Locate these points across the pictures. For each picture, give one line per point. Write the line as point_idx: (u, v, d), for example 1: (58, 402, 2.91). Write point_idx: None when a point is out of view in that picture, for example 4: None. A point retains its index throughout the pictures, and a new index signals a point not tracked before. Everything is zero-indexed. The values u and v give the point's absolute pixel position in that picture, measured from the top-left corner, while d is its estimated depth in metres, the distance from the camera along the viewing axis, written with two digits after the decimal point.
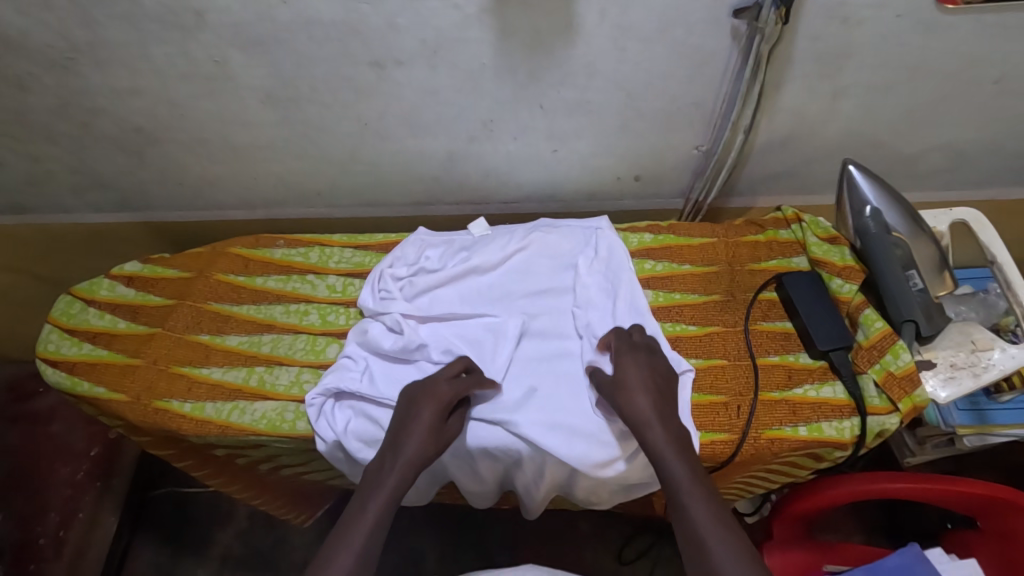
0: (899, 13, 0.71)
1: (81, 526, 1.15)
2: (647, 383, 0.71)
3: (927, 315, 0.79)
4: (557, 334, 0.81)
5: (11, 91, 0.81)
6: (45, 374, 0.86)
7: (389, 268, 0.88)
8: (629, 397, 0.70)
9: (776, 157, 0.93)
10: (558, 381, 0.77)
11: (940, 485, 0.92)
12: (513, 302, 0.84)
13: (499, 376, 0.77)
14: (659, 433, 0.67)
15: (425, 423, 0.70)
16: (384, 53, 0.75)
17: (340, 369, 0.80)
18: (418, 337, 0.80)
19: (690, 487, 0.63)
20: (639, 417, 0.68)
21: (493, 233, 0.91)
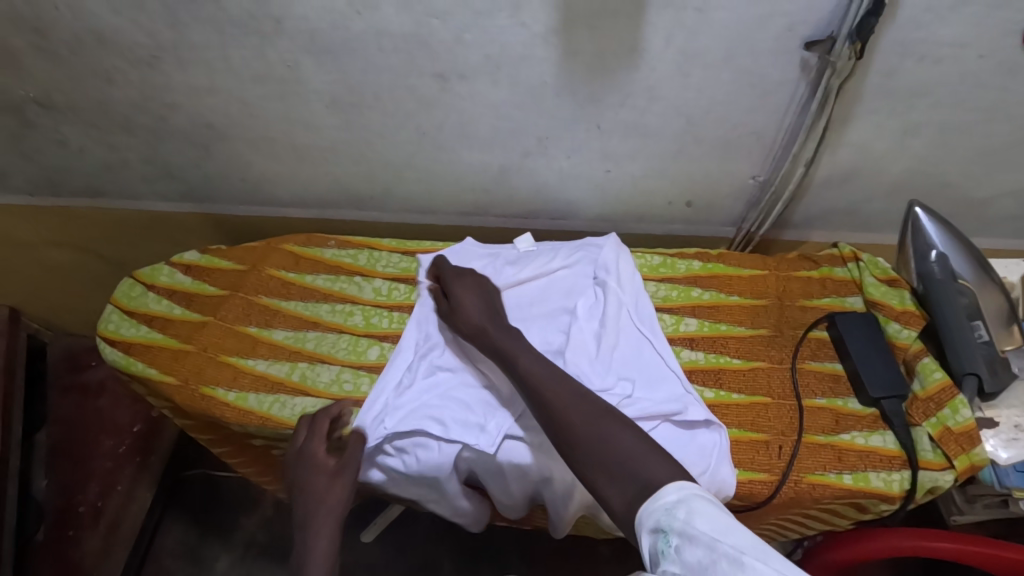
0: (982, 54, 0.68)
1: (119, 497, 1.21)
2: (478, 299, 0.80)
3: (991, 369, 0.74)
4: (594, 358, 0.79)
5: (98, 83, 0.86)
6: (104, 352, 0.90)
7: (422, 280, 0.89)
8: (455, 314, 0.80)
9: (837, 192, 0.90)
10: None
11: (996, 552, 0.88)
12: (551, 322, 0.83)
13: None
14: (519, 351, 0.71)
15: (328, 495, 0.71)
16: (449, 66, 0.76)
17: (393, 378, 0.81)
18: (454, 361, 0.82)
19: (558, 390, 0.65)
20: (487, 332, 0.75)
21: (538, 250, 0.91)
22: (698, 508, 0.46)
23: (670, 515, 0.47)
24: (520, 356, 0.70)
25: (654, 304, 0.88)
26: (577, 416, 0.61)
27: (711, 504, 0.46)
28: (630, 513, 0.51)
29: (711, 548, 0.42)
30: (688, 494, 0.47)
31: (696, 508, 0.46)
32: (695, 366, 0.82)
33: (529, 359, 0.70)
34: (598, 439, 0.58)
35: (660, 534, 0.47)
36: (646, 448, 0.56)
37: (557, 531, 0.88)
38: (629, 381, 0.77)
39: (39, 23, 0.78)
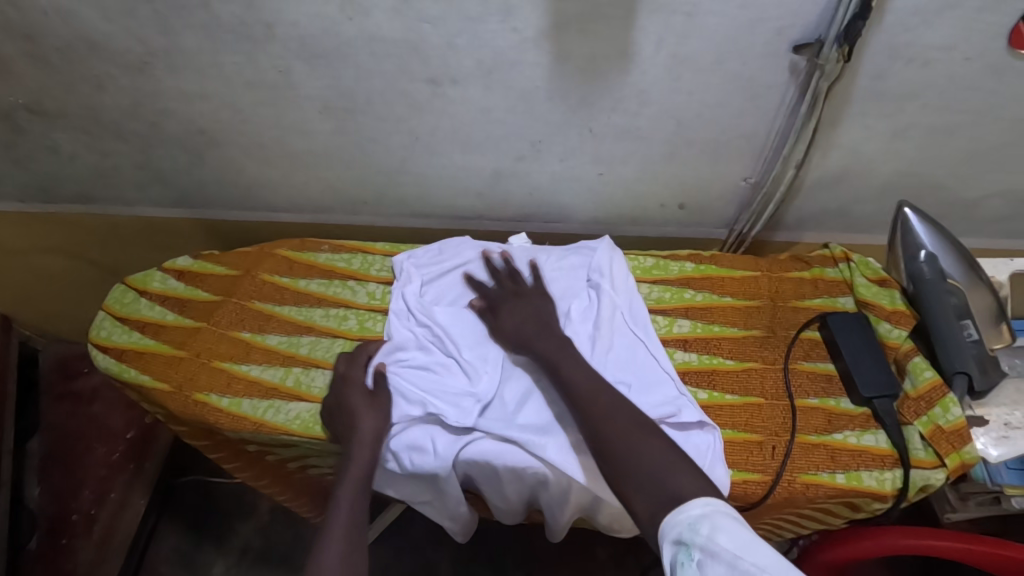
0: (969, 56, 0.69)
1: (112, 505, 1.20)
2: (527, 308, 0.81)
3: (980, 367, 0.75)
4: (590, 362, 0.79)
5: (89, 90, 0.86)
6: (96, 358, 0.90)
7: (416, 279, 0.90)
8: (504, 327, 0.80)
9: (828, 193, 0.90)
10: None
11: (989, 548, 0.89)
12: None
13: (528, 399, 0.77)
14: (563, 359, 0.73)
15: (368, 414, 0.74)
16: (441, 71, 0.77)
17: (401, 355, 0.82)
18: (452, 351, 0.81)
19: (598, 402, 0.68)
20: (533, 340, 0.77)
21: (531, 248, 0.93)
22: (721, 525, 0.49)
23: (693, 530, 0.50)
24: (563, 365, 0.73)
25: (648, 306, 0.88)
26: (615, 431, 0.64)
27: (734, 521, 0.49)
28: (651, 524, 0.56)
29: (731, 564, 0.45)
30: (712, 512, 0.50)
31: (719, 524, 0.49)
32: (689, 367, 0.82)
33: (573, 368, 0.72)
34: (631, 451, 0.62)
35: (682, 546, 0.50)
36: (675, 460, 0.60)
37: (553, 533, 0.88)
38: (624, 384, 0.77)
39: (29, 30, 0.78)
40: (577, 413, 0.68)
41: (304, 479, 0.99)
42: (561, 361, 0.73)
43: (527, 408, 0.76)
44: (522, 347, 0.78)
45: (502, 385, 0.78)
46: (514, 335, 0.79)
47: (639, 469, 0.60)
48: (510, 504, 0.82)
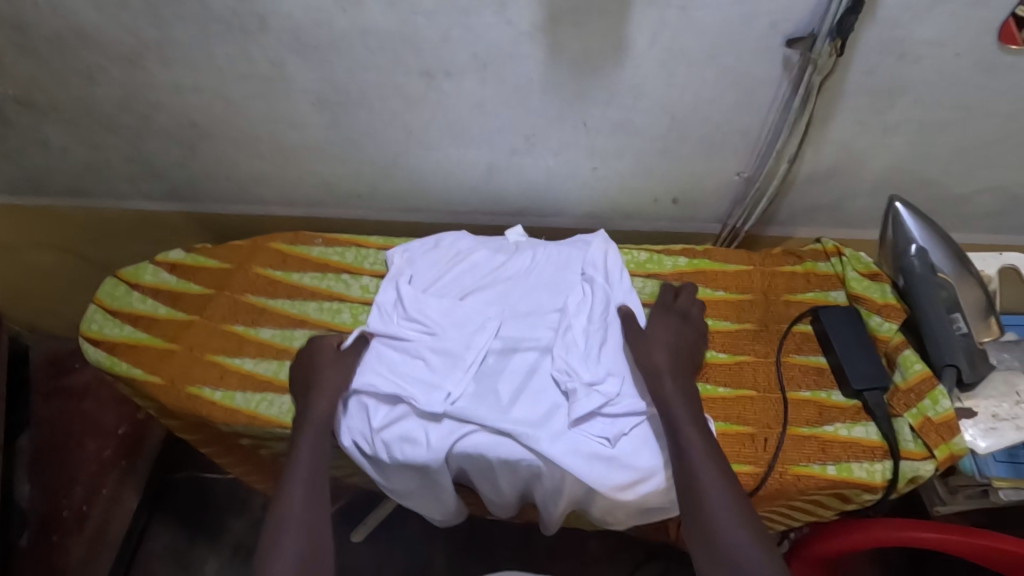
0: (959, 52, 0.70)
1: (103, 502, 1.20)
2: (672, 344, 0.78)
3: (969, 361, 0.76)
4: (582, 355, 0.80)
5: (80, 82, 0.85)
6: (87, 352, 0.89)
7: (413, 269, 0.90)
8: (644, 353, 0.77)
9: (821, 188, 0.91)
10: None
11: (972, 538, 0.90)
12: (541, 319, 0.83)
13: (522, 394, 0.77)
14: (679, 412, 0.71)
15: (337, 369, 0.78)
16: (436, 64, 0.76)
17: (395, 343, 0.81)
18: (446, 342, 0.81)
19: (707, 467, 0.66)
20: (657, 377, 0.74)
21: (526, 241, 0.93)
22: None
23: None
24: (679, 414, 0.71)
25: (641, 300, 0.88)
26: (719, 508, 0.63)
27: None
28: None
29: None
30: None
31: None
32: None
33: (687, 419, 0.70)
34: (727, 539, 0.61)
35: None
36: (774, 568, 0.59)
37: (547, 526, 0.88)
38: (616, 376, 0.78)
39: (19, 20, 0.77)
40: (681, 473, 0.67)
41: None
42: (676, 411, 0.71)
43: (522, 401, 0.77)
44: (647, 374, 0.75)
45: (496, 378, 0.79)
46: (643, 364, 0.76)
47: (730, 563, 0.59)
48: (504, 496, 0.82)
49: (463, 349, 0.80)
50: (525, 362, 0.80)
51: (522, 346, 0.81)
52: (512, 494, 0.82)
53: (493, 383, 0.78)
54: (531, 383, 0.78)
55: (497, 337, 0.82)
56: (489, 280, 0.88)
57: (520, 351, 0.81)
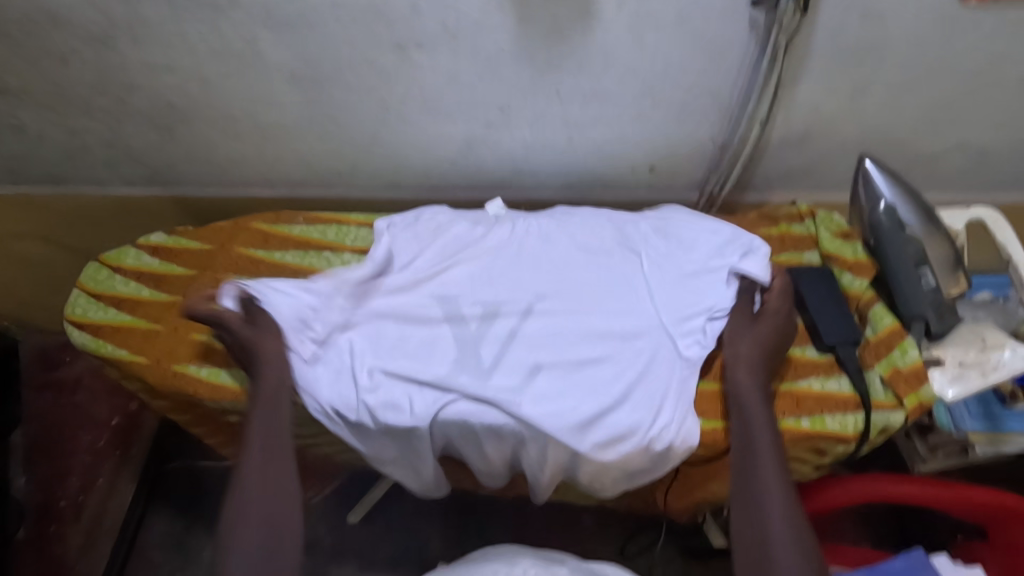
0: (920, 7, 0.71)
1: (100, 491, 1.22)
2: (763, 339, 0.77)
3: (937, 314, 0.79)
4: (568, 316, 0.81)
5: (53, 65, 0.85)
6: (72, 336, 0.90)
7: (399, 233, 0.91)
8: (735, 345, 0.77)
9: (794, 151, 0.92)
10: (566, 362, 0.77)
11: (964, 493, 0.93)
12: (524, 282, 0.83)
13: (501, 359, 0.78)
14: (754, 409, 0.72)
15: (277, 353, 0.78)
16: (407, 35, 0.77)
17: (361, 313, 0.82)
18: (424, 311, 0.81)
19: (768, 461, 0.69)
20: (737, 368, 0.75)
21: (506, 214, 0.92)
22: None
23: None
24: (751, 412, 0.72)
25: None
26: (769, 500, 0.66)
27: None
28: None
29: None
30: None
31: None
32: None
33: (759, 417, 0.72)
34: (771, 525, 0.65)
35: None
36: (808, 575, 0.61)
37: (540, 496, 0.89)
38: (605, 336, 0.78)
39: None
40: (738, 460, 0.70)
41: (288, 451, 0.99)
42: (750, 409, 0.72)
43: (502, 366, 0.77)
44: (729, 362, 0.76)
45: (476, 344, 0.79)
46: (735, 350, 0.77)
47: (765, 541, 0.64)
48: (493, 464, 0.83)
49: (441, 317, 0.81)
50: (506, 328, 0.80)
51: (503, 311, 0.81)
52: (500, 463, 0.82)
53: (473, 349, 0.79)
54: (512, 347, 0.79)
55: (477, 303, 0.82)
56: (465, 249, 0.87)
57: (506, 314, 0.81)
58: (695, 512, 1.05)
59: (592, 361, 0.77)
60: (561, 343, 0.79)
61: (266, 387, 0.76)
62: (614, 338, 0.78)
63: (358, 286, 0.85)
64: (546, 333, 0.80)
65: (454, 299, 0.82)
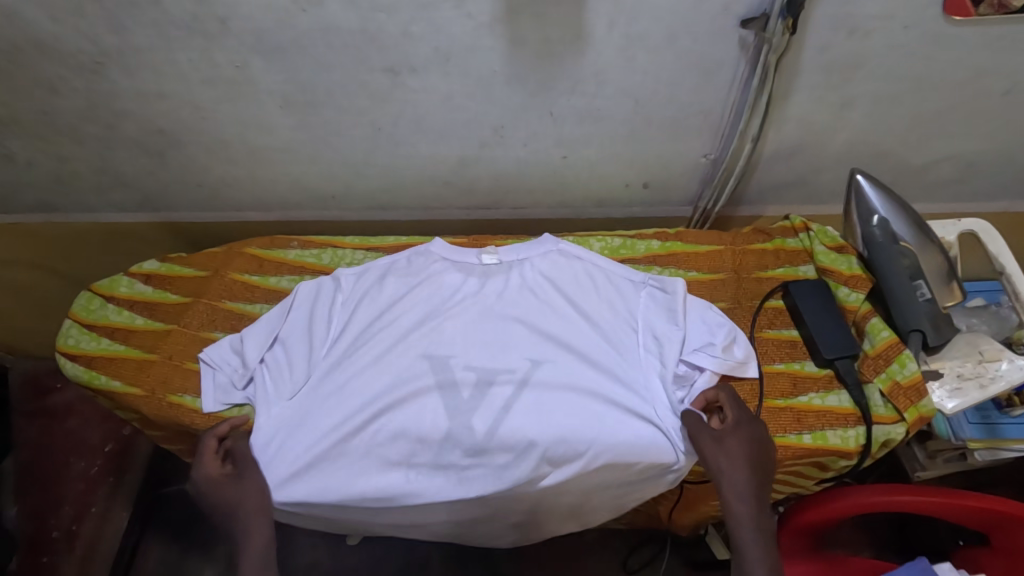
0: (908, 25, 0.71)
1: (94, 519, 1.20)
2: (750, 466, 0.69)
3: (933, 324, 0.78)
4: (564, 384, 0.80)
5: (41, 93, 0.84)
6: (64, 367, 0.89)
7: (392, 267, 0.90)
8: (723, 464, 0.69)
9: (786, 165, 0.93)
10: (563, 435, 0.76)
11: (961, 501, 0.93)
12: (517, 349, 0.83)
13: (498, 425, 0.78)
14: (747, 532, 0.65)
15: (213, 471, 0.75)
16: (399, 60, 0.77)
17: (344, 367, 0.82)
18: (418, 381, 0.81)
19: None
20: (727, 490, 0.68)
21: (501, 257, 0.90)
22: None
23: None
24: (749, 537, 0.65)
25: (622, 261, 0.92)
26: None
27: None
28: None
29: None
30: None
31: None
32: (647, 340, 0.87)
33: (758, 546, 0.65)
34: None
35: None
36: None
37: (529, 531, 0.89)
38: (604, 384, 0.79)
39: None
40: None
41: None
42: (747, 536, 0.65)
43: (497, 440, 0.77)
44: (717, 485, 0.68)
45: (469, 415, 0.79)
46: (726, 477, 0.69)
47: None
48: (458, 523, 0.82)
49: (431, 384, 0.81)
50: (500, 398, 0.80)
51: (496, 380, 0.81)
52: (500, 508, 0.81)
53: (466, 419, 0.78)
54: (505, 420, 0.78)
55: (469, 369, 0.82)
56: (455, 306, 0.86)
57: (500, 378, 0.81)
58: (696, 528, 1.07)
59: (585, 454, 0.76)
60: (555, 415, 0.78)
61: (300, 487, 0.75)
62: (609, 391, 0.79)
63: (343, 335, 0.85)
64: (540, 404, 0.79)
65: (445, 365, 0.82)
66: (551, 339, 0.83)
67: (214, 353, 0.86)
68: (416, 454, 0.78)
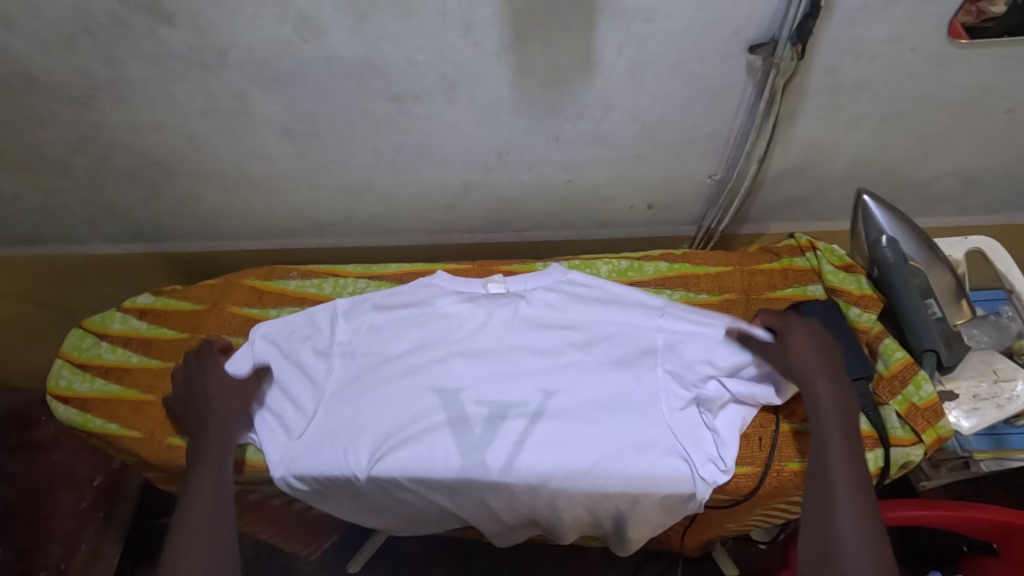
0: (913, 47, 0.72)
1: (84, 557, 1.12)
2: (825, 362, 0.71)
3: (947, 343, 0.78)
4: (579, 415, 0.78)
5: (29, 127, 0.81)
6: (57, 411, 0.85)
7: (398, 292, 0.89)
8: (789, 343, 0.74)
9: (791, 184, 0.93)
10: (576, 464, 0.75)
11: (963, 512, 0.95)
12: (528, 379, 0.82)
13: (514, 456, 0.76)
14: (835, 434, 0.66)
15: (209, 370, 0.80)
16: (403, 88, 0.75)
17: (353, 401, 0.80)
18: (429, 415, 0.79)
19: (847, 489, 0.62)
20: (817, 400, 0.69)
21: (506, 291, 0.88)
22: None
23: None
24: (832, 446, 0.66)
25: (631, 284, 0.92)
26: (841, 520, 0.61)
27: None
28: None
29: None
30: None
31: None
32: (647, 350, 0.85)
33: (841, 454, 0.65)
34: (846, 546, 0.59)
35: None
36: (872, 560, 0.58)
37: (504, 538, 0.91)
38: (615, 409, 0.78)
39: None
40: (815, 483, 0.65)
41: (300, 514, 1.00)
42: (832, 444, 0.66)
43: (513, 472, 0.76)
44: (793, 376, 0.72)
45: (482, 451, 0.77)
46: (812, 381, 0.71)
47: (840, 551, 0.59)
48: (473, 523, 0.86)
49: (442, 419, 0.79)
50: (514, 432, 0.78)
51: (509, 414, 0.79)
52: (493, 517, 0.83)
53: (480, 456, 0.76)
54: (520, 454, 0.76)
55: (481, 404, 0.80)
56: (463, 338, 0.85)
57: (513, 412, 0.79)
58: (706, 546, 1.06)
59: (602, 485, 0.75)
60: (570, 448, 0.76)
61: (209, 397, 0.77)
62: (622, 414, 0.78)
63: (349, 369, 0.83)
64: (555, 436, 0.77)
65: (456, 399, 0.80)
66: (563, 369, 0.82)
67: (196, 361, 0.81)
68: (430, 485, 0.77)
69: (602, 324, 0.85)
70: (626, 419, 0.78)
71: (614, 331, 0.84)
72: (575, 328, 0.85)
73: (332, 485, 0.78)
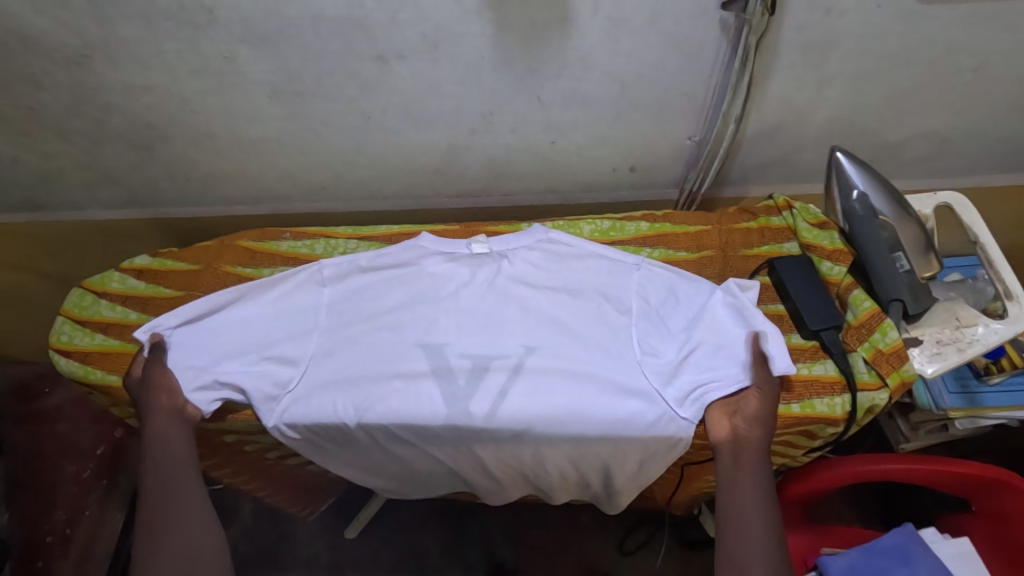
0: (881, 3, 0.74)
1: (89, 522, 1.17)
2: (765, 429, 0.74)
3: (912, 294, 0.82)
4: (561, 367, 0.81)
5: (26, 88, 0.84)
6: (59, 364, 0.88)
7: (388, 250, 0.92)
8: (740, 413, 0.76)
9: (769, 145, 0.96)
10: (557, 411, 0.79)
11: (953, 468, 0.92)
12: (513, 335, 0.84)
13: (502, 402, 0.80)
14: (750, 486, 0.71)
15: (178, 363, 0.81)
16: (387, 47, 0.78)
17: (344, 354, 0.84)
18: (415, 367, 0.82)
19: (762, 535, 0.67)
20: (740, 468, 0.72)
21: (491, 249, 0.91)
22: None
23: None
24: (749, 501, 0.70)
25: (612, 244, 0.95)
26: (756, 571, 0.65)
27: None
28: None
29: None
30: None
31: None
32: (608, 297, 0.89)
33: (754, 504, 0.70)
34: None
35: None
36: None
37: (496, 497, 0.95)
38: (593, 363, 0.81)
39: None
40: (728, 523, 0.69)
41: (296, 473, 1.03)
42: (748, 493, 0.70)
43: (496, 420, 0.79)
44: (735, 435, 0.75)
45: (466, 401, 0.80)
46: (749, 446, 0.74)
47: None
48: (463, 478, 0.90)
49: (428, 371, 0.82)
50: (496, 384, 0.81)
51: (492, 366, 0.82)
52: (482, 470, 0.86)
53: (464, 406, 0.79)
54: (503, 404, 0.79)
55: (465, 356, 0.83)
56: (448, 296, 0.88)
57: (497, 366, 0.82)
58: (691, 505, 1.10)
59: (582, 432, 0.78)
60: (553, 396, 0.79)
61: (161, 452, 0.77)
62: (602, 366, 0.81)
63: (339, 324, 0.86)
64: (538, 388, 0.80)
65: (441, 354, 0.83)
66: (546, 326, 0.85)
67: (178, 354, 0.82)
68: (418, 432, 0.80)
69: (578, 283, 0.88)
70: (604, 372, 0.81)
71: (589, 289, 0.87)
72: (558, 288, 0.87)
73: (321, 434, 0.82)
